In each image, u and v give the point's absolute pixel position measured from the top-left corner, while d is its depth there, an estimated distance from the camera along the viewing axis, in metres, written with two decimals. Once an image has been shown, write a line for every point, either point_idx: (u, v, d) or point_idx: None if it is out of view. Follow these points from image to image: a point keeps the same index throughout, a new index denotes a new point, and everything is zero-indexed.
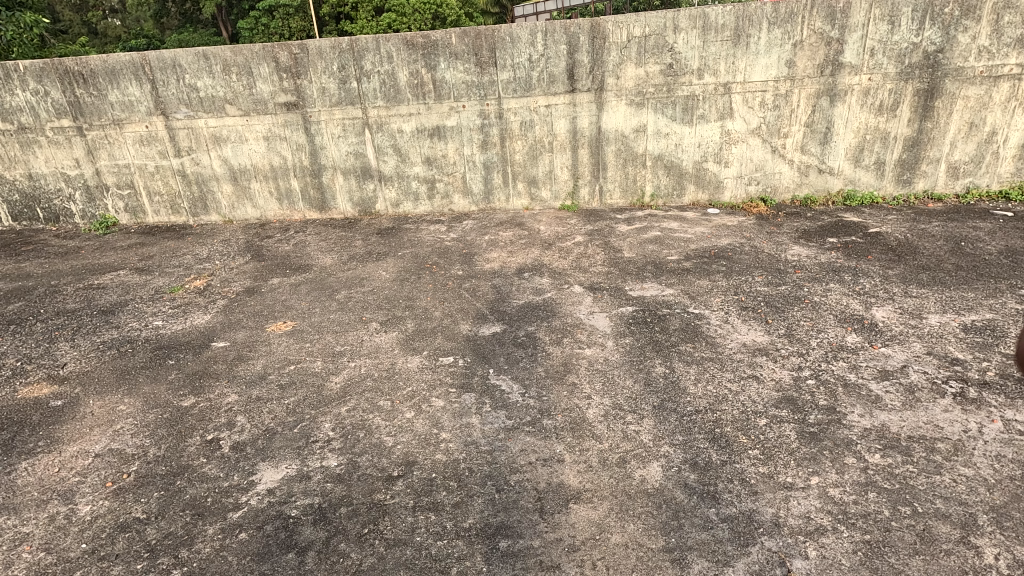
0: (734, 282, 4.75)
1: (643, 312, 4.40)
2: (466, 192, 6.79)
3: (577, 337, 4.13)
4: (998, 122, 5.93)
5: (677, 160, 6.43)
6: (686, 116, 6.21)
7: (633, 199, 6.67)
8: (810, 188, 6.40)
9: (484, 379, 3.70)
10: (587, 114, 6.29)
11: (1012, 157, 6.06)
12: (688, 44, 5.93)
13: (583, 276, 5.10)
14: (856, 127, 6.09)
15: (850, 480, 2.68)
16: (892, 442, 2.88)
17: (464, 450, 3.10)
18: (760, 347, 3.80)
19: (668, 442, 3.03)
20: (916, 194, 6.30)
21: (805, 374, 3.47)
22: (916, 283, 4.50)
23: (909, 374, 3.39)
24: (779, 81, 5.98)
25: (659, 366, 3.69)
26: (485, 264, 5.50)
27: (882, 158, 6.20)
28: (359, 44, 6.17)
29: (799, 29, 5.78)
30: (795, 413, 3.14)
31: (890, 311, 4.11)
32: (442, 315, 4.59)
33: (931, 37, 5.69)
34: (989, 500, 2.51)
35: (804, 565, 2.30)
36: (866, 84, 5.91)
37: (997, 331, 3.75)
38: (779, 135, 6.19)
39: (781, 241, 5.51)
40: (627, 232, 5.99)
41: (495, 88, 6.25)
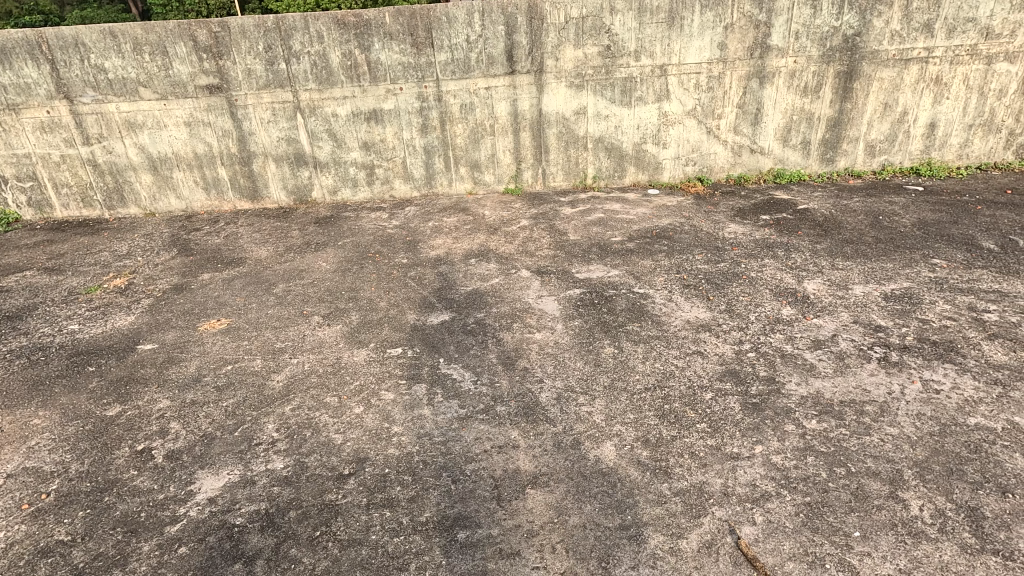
0: (676, 261, 4.87)
1: (591, 293, 4.44)
2: (407, 177, 6.60)
3: (526, 321, 4.12)
4: (909, 102, 6.33)
5: (617, 142, 6.50)
6: (625, 98, 6.27)
7: (576, 181, 6.70)
8: (743, 167, 6.64)
9: (434, 369, 3.63)
10: (527, 97, 6.23)
11: (921, 135, 6.50)
12: (625, 26, 5.96)
13: (529, 260, 5.09)
14: (784, 108, 6.34)
15: (790, 446, 2.82)
16: (826, 407, 3.05)
17: (417, 442, 3.03)
18: (703, 323, 3.92)
19: (619, 422, 3.07)
20: (839, 171, 6.67)
21: (745, 347, 3.62)
22: (841, 255, 4.77)
23: (839, 342, 3.59)
24: (712, 63, 6.13)
25: (608, 347, 3.74)
26: (430, 251, 5.38)
27: (808, 137, 6.50)
28: (285, 24, 5.84)
29: (729, 12, 5.91)
30: (738, 385, 3.27)
31: (820, 283, 4.33)
32: (388, 305, 4.46)
33: (849, 21, 5.96)
34: (913, 455, 2.70)
35: (752, 531, 2.40)
36: (792, 66, 6.15)
37: (914, 299, 4.03)
38: (712, 116, 6.37)
39: (718, 219, 5.70)
40: (572, 215, 6.01)
41: (433, 69, 6.08)
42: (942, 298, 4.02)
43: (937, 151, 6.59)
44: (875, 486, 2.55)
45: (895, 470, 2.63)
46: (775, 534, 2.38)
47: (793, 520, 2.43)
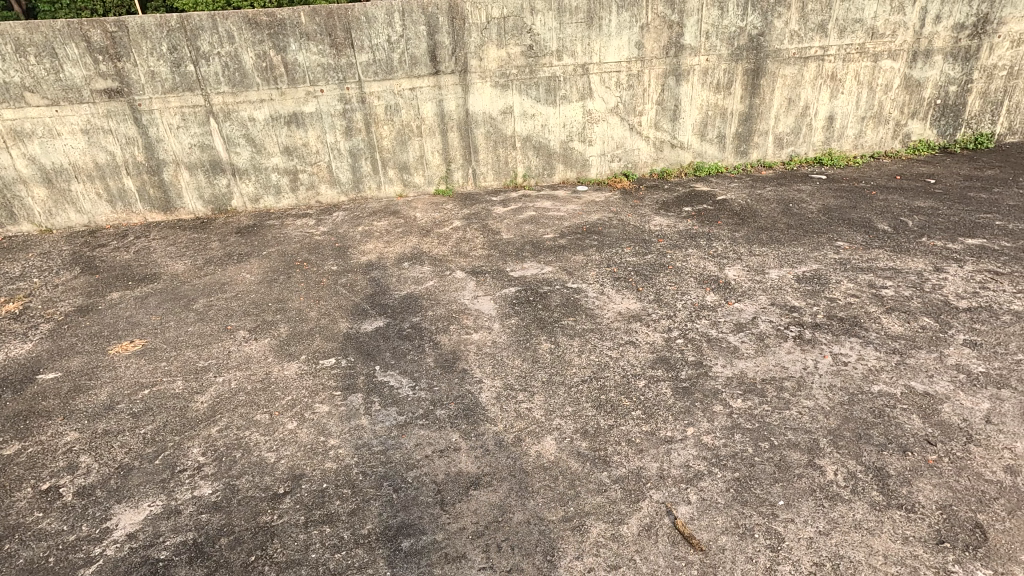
0: (606, 254, 5.00)
1: (525, 291, 4.48)
2: (333, 182, 6.41)
3: (463, 323, 4.10)
4: (810, 97, 6.81)
5: (544, 140, 6.59)
6: (550, 97, 6.37)
7: (506, 180, 6.74)
8: (665, 162, 6.92)
9: (370, 378, 3.54)
10: (453, 97, 6.20)
11: (822, 128, 7.01)
12: (545, 26, 6.05)
13: (463, 261, 5.07)
14: (700, 105, 6.65)
15: (719, 426, 2.97)
16: (750, 386, 3.23)
17: (355, 454, 2.95)
18: (634, 314, 4.05)
19: (558, 416, 3.12)
20: (752, 163, 7.08)
21: (674, 335, 3.77)
22: (757, 242, 5.07)
23: (759, 324, 3.81)
24: (631, 62, 6.33)
25: (545, 343, 3.79)
26: (361, 257, 5.25)
27: (723, 131, 6.85)
28: (191, 23, 5.51)
29: (644, 12, 6.13)
30: (669, 371, 3.41)
31: (739, 269, 4.58)
32: (319, 315, 4.31)
33: (753, 22, 6.34)
34: (827, 424, 2.91)
35: (688, 510, 2.50)
36: (705, 65, 6.46)
37: (822, 280, 4.34)
38: (634, 113, 6.59)
39: (644, 213, 5.90)
40: (504, 214, 6.05)
41: (354, 70, 5.92)
42: (845, 277, 4.35)
43: (836, 142, 7.13)
44: (795, 456, 2.73)
45: (812, 439, 2.83)
46: (709, 510, 2.50)
47: (724, 496, 2.56)
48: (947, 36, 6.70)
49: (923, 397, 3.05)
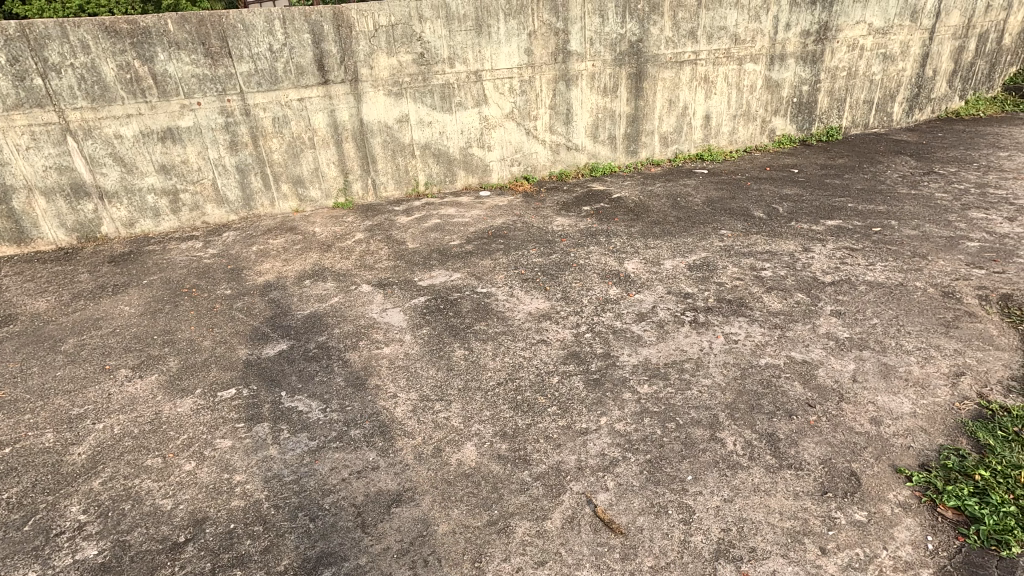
0: (513, 257, 5.09)
1: (435, 300, 4.44)
2: (221, 200, 5.99)
3: (373, 337, 3.99)
4: (687, 98, 7.34)
5: (443, 147, 6.58)
6: (445, 104, 6.37)
7: (408, 189, 6.65)
8: (562, 164, 7.16)
9: (276, 405, 3.34)
10: (345, 107, 6.02)
11: (700, 126, 7.59)
12: (435, 34, 6.05)
13: (369, 274, 4.94)
14: (590, 108, 6.95)
15: (629, 412, 3.11)
16: (655, 371, 3.42)
17: (265, 487, 2.77)
18: (544, 313, 4.15)
19: (477, 421, 3.13)
20: (642, 161, 7.52)
21: (582, 330, 3.90)
22: (652, 236, 5.38)
23: (658, 312, 4.05)
24: (521, 68, 6.49)
25: (458, 350, 3.78)
26: (257, 278, 4.95)
27: (613, 132, 7.21)
28: (35, 31, 4.93)
29: (530, 20, 6.31)
30: (580, 365, 3.53)
31: (637, 263, 4.83)
32: (213, 344, 4.00)
33: (632, 29, 6.72)
34: (724, 399, 3.15)
35: (607, 497, 2.60)
36: (591, 70, 6.76)
37: (710, 266, 4.69)
38: (529, 118, 6.75)
39: (546, 214, 6.07)
40: (408, 223, 5.96)
41: (234, 81, 5.58)
42: (730, 263, 4.73)
43: (713, 139, 7.74)
44: (698, 432, 2.93)
45: (712, 415, 3.04)
46: (625, 494, 2.61)
47: (638, 478, 2.69)
48: (796, 41, 7.50)
49: (802, 365, 3.38)
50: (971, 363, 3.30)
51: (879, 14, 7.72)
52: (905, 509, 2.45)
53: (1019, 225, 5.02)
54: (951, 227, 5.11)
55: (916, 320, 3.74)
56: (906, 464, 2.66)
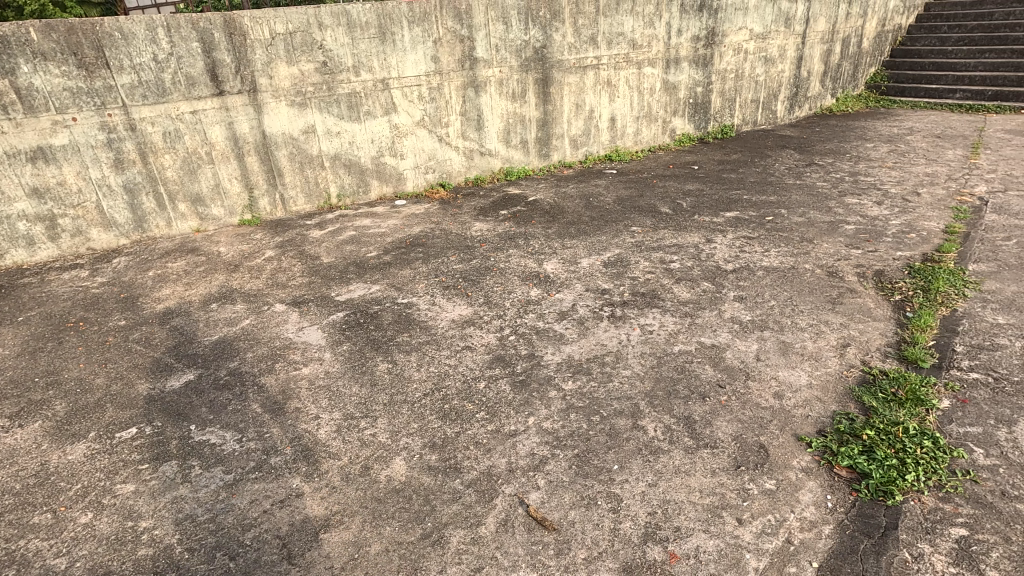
0: (433, 265, 5.05)
1: (354, 314, 4.32)
2: (109, 224, 5.51)
3: (290, 358, 3.81)
4: (593, 102, 7.62)
5: (354, 157, 6.41)
6: (353, 113, 6.21)
7: (319, 202, 6.43)
8: (476, 169, 7.20)
9: (185, 441, 3.10)
10: (245, 119, 5.72)
11: (607, 128, 7.89)
12: (337, 42, 5.88)
13: (282, 293, 4.71)
14: (501, 113, 7.04)
15: (556, 410, 3.17)
16: (578, 367, 3.52)
17: (177, 531, 2.57)
18: (467, 319, 4.15)
19: (405, 435, 3.06)
20: (554, 164, 7.71)
21: (506, 333, 3.94)
22: (568, 236, 5.53)
23: (578, 310, 4.17)
24: (429, 75, 6.46)
25: (381, 364, 3.69)
26: (157, 305, 4.58)
27: (525, 137, 7.34)
28: None
29: (434, 27, 6.29)
30: (505, 368, 3.55)
31: (556, 263, 4.95)
32: (108, 381, 3.66)
33: (535, 35, 6.89)
34: (644, 388, 3.29)
35: (538, 496, 2.63)
36: (499, 76, 6.85)
37: (624, 262, 4.89)
38: (441, 125, 6.73)
39: (464, 220, 6.07)
40: (321, 237, 5.75)
41: (116, 94, 5.14)
42: (642, 257, 4.95)
43: (620, 140, 8.08)
44: (621, 423, 3.04)
45: (633, 404, 3.17)
46: (556, 491, 2.66)
47: (568, 473, 2.75)
48: (688, 46, 7.99)
49: (711, 349, 3.60)
50: (854, 334, 3.65)
51: (758, 21, 8.40)
52: (808, 473, 2.67)
53: (886, 208, 5.63)
54: (832, 213, 5.64)
55: (807, 299, 4.09)
56: (806, 432, 2.90)
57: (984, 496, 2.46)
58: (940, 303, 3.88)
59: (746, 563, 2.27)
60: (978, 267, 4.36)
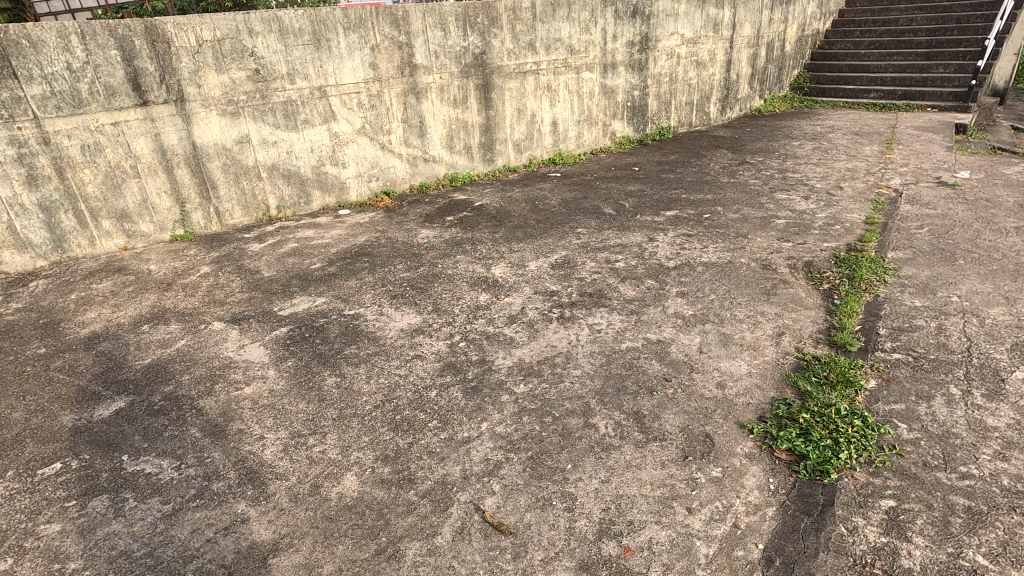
0: (379, 274, 4.96)
1: (299, 329, 4.18)
2: (24, 246, 5.12)
3: (231, 378, 3.65)
4: (534, 107, 7.70)
5: (293, 167, 6.23)
6: (290, 122, 6.03)
7: (257, 214, 6.20)
8: (421, 176, 7.14)
9: (117, 473, 2.91)
10: (172, 129, 5.46)
11: (549, 132, 8.00)
12: (269, 49, 5.71)
13: (220, 310, 4.51)
14: (443, 119, 7.01)
15: (508, 413, 3.18)
16: (529, 370, 3.53)
17: (110, 569, 2.40)
18: (416, 327, 4.10)
19: (355, 449, 2.99)
20: (499, 169, 7.75)
21: (456, 339, 3.91)
22: (515, 239, 5.56)
23: (527, 313, 4.19)
24: (368, 82, 6.36)
25: (329, 378, 3.58)
26: (81, 330, 4.29)
27: (468, 142, 7.34)
28: None
29: (371, 34, 6.21)
30: (457, 375, 3.53)
31: (504, 267, 4.96)
32: (27, 414, 3.39)
33: (474, 41, 6.91)
34: (594, 387, 3.34)
35: (494, 501, 2.63)
36: (439, 82, 6.82)
37: (571, 263, 4.96)
38: (382, 132, 6.64)
39: (410, 228, 6.00)
40: (261, 250, 5.55)
41: (25, 106, 4.79)
42: (588, 258, 5.04)
43: (562, 144, 8.21)
44: (573, 422, 3.07)
45: (584, 403, 3.21)
46: (512, 494, 2.66)
47: (522, 476, 2.75)
48: (624, 51, 8.22)
49: (657, 344, 3.70)
50: (788, 323, 3.84)
51: (688, 27, 8.74)
52: (751, 458, 2.78)
53: (812, 202, 5.96)
54: (764, 208, 5.92)
55: (744, 292, 4.28)
56: (747, 419, 3.02)
57: (908, 468, 2.64)
58: (863, 289, 4.14)
59: (696, 550, 2.34)
60: (895, 254, 4.68)
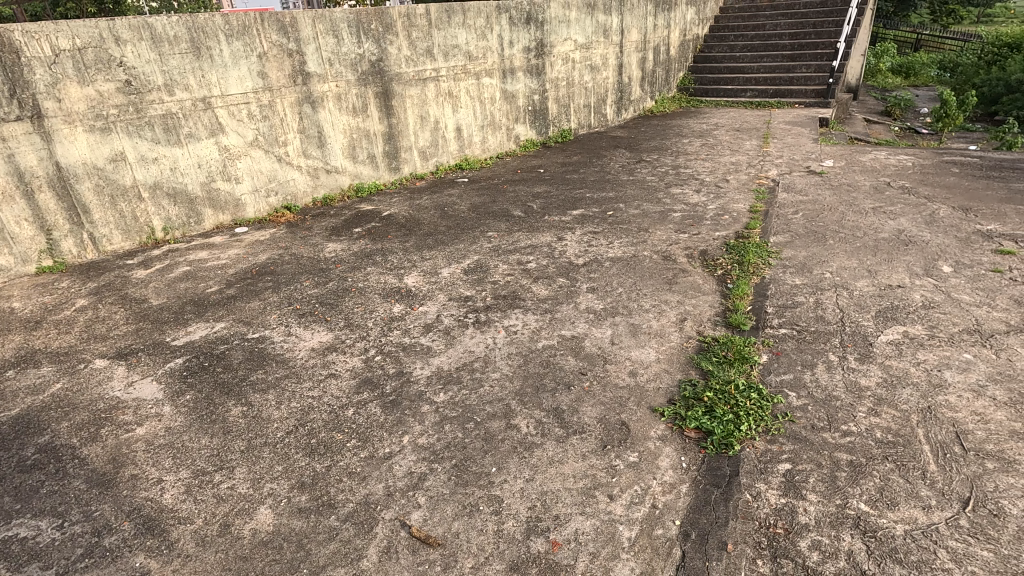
0: (285, 293, 4.72)
1: (197, 358, 3.88)
2: None
3: (120, 420, 3.31)
4: (437, 113, 7.67)
5: (179, 185, 5.78)
6: (171, 136, 5.58)
7: (141, 238, 5.69)
8: (324, 188, 6.88)
9: None
10: (30, 149, 4.86)
11: (454, 138, 8.00)
12: (141, 58, 5.25)
13: (103, 346, 4.08)
14: (342, 129, 6.80)
15: (430, 424, 3.13)
16: (448, 377, 3.51)
17: None
18: (328, 345, 3.94)
19: (269, 480, 2.82)
20: (405, 177, 7.63)
21: (371, 354, 3.80)
22: (426, 247, 5.50)
23: (443, 320, 4.16)
24: (258, 92, 6.03)
25: (234, 408, 3.35)
26: None
27: (371, 151, 7.17)
28: None
29: (257, 41, 5.90)
30: (374, 391, 3.43)
31: (416, 276, 4.89)
32: None
33: (369, 48, 6.76)
34: (514, 388, 3.37)
35: (420, 515, 2.57)
36: (336, 90, 6.61)
37: (483, 267, 4.98)
38: (278, 144, 6.33)
39: (315, 242, 5.76)
40: (148, 277, 5.10)
41: None
42: (500, 261, 5.09)
43: (468, 149, 8.24)
44: (495, 425, 3.08)
45: (505, 404, 3.24)
46: (438, 505, 2.62)
47: (448, 486, 2.72)
48: (521, 56, 8.40)
49: (571, 340, 3.81)
50: (689, 309, 4.09)
51: (580, 33, 9.09)
52: (664, 440, 2.93)
53: (703, 195, 6.40)
54: (661, 203, 6.28)
55: (649, 283, 4.50)
56: (658, 403, 3.18)
57: (799, 432, 2.89)
58: (752, 272, 4.50)
59: (620, 535, 2.42)
60: (777, 238, 5.13)
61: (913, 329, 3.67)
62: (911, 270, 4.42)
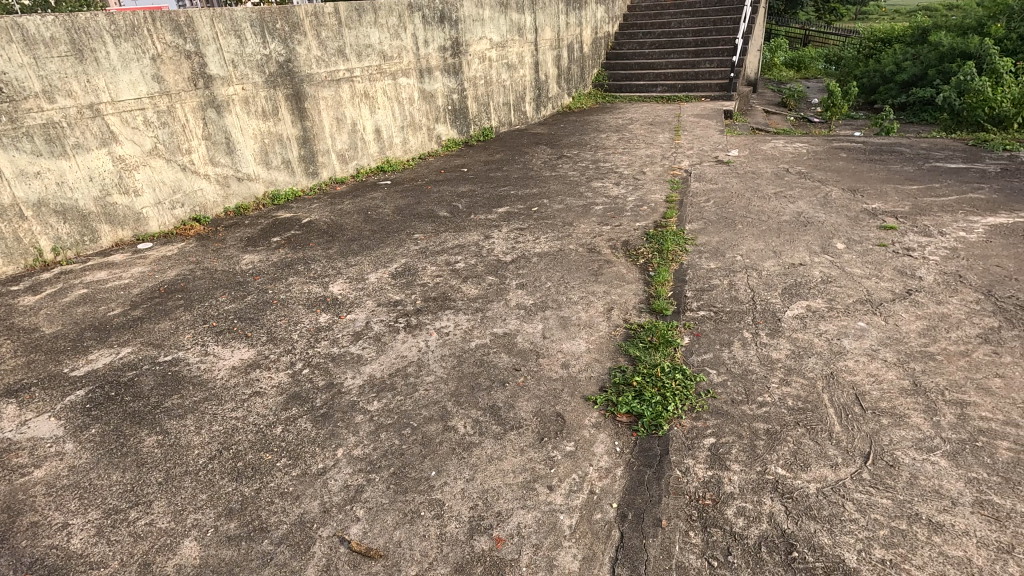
0: (199, 310, 4.44)
1: (101, 388, 3.57)
2: None
3: (12, 464, 2.99)
4: (353, 114, 7.46)
5: (69, 201, 5.27)
6: (55, 148, 5.07)
7: (26, 261, 5.15)
8: (236, 197, 6.53)
9: None
10: None
11: (373, 140, 7.82)
12: (12, 61, 4.71)
13: None
14: (252, 133, 6.46)
15: (364, 434, 3.05)
16: (381, 385, 3.43)
17: None
18: (250, 362, 3.74)
19: (193, 510, 2.65)
20: (324, 181, 7.37)
21: (298, 367, 3.65)
22: (350, 253, 5.35)
23: (373, 327, 4.06)
24: (154, 97, 5.61)
25: (147, 438, 3.11)
26: None
27: (286, 156, 6.86)
28: None
29: (149, 43, 5.49)
30: (303, 406, 3.29)
31: (342, 283, 4.75)
32: None
33: (276, 49, 6.47)
34: (448, 389, 3.35)
35: (359, 528, 2.51)
36: (242, 93, 6.27)
37: (411, 270, 4.91)
38: (181, 152, 5.93)
39: (230, 254, 5.45)
40: (38, 303, 4.62)
41: None
42: (428, 263, 5.03)
43: (388, 151, 8.07)
44: (432, 428, 3.06)
45: (441, 407, 3.21)
46: (378, 516, 2.56)
47: (387, 495, 2.67)
48: (437, 55, 8.32)
49: (504, 337, 3.83)
50: (615, 298, 4.23)
51: (495, 31, 9.15)
52: (598, 427, 3.01)
53: (623, 188, 6.63)
54: (584, 197, 6.44)
55: (576, 276, 4.61)
56: (591, 392, 3.27)
57: (721, 407, 3.07)
58: (671, 260, 4.72)
59: (561, 523, 2.47)
60: (692, 226, 5.41)
61: (814, 303, 3.98)
62: (811, 249, 4.80)
